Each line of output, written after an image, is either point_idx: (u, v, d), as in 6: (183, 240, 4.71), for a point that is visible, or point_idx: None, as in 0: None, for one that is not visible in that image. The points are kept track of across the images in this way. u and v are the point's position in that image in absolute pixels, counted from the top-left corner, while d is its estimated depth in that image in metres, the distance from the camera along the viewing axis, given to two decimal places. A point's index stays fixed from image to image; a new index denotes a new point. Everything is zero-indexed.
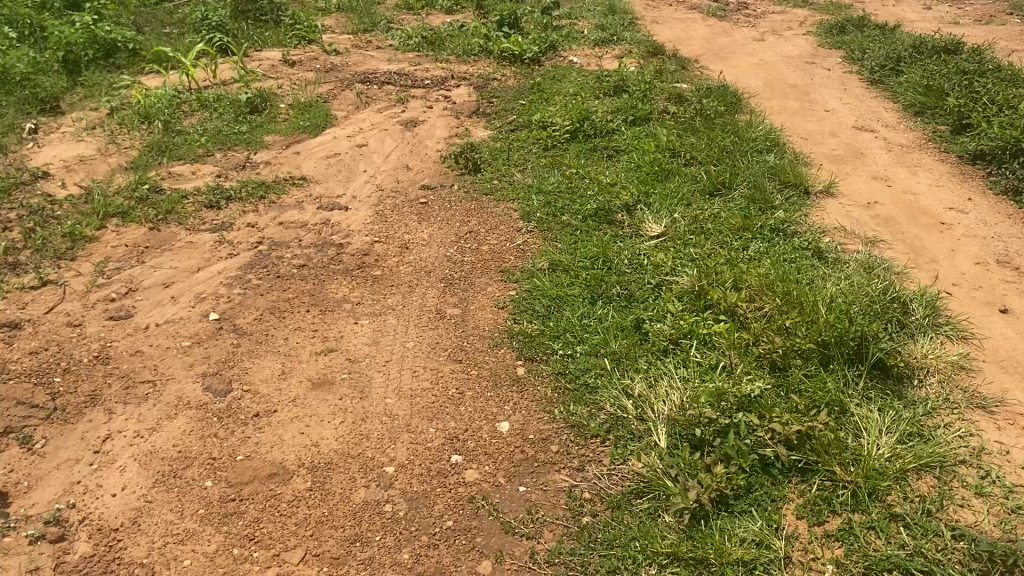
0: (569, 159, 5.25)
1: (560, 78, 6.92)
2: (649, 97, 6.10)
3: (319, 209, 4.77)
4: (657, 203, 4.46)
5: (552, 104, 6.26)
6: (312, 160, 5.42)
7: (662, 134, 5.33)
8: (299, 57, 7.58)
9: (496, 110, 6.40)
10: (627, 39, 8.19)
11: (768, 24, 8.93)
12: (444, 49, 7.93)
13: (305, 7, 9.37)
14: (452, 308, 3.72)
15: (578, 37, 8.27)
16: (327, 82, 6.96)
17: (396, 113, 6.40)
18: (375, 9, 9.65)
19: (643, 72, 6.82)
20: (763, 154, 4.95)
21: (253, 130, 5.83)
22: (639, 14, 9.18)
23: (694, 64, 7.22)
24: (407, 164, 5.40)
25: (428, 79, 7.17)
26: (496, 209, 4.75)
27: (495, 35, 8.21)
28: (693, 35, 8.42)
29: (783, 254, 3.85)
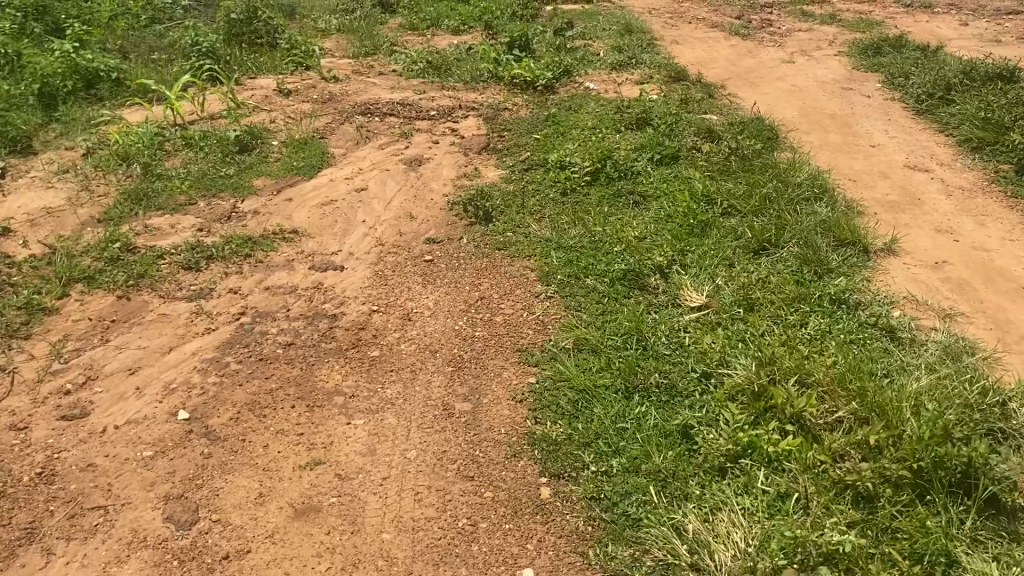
0: (592, 207, 4.71)
1: (576, 108, 6.41)
2: (675, 132, 5.57)
3: (311, 270, 4.22)
4: (696, 264, 3.90)
5: (570, 140, 5.74)
6: (305, 208, 4.88)
7: (694, 178, 4.79)
8: (295, 86, 7.08)
9: (508, 144, 5.89)
10: (644, 61, 7.67)
11: (795, 43, 8.43)
12: (451, 75, 7.42)
13: (302, 31, 8.87)
14: (462, 402, 3.16)
15: (593, 60, 7.76)
16: (325, 114, 6.45)
17: (398, 150, 5.88)
18: (377, 31, 9.16)
19: (667, 102, 6.29)
20: (812, 204, 4.41)
21: (241, 173, 5.30)
22: (658, 34, 8.67)
23: (720, 90, 6.70)
24: (411, 212, 4.86)
25: (435, 109, 6.66)
26: (511, 268, 4.19)
27: (506, 60, 7.71)
28: (717, 57, 7.91)
29: (850, 335, 3.29)
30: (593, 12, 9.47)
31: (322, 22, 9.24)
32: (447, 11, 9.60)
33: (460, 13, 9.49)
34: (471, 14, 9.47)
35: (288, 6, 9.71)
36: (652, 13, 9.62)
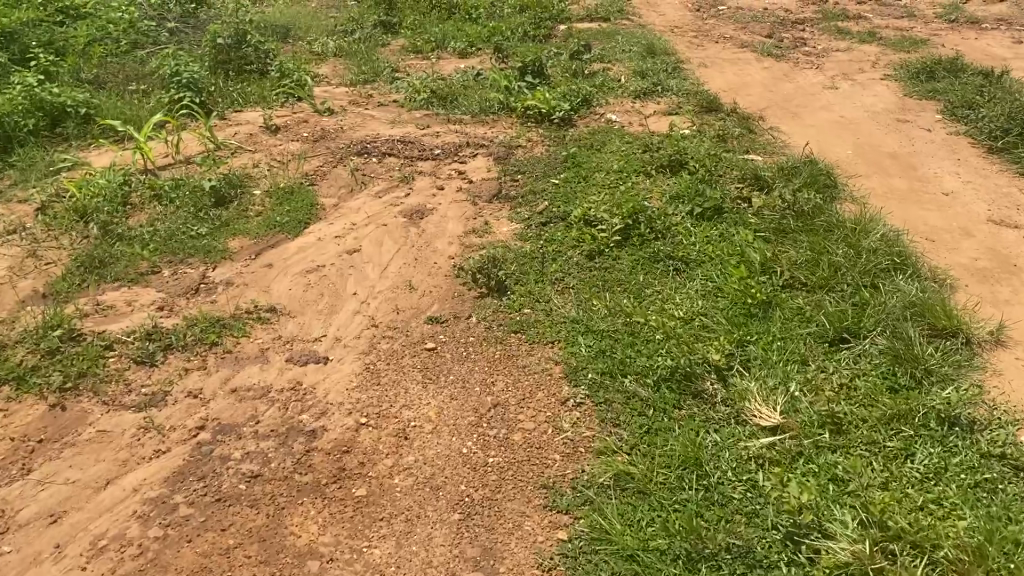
0: (624, 275, 3.98)
1: (599, 145, 5.69)
2: (716, 178, 4.84)
3: (288, 363, 3.50)
4: (760, 364, 3.16)
5: (593, 188, 5.03)
6: (287, 277, 4.16)
7: (744, 240, 4.05)
8: (285, 121, 6.37)
9: (522, 191, 5.18)
10: (674, 88, 6.95)
11: (834, 66, 7.72)
12: (459, 105, 6.72)
13: (296, 56, 8.19)
14: (472, 571, 2.47)
15: (614, 88, 7.06)
16: (316, 155, 5.73)
17: (398, 199, 5.17)
18: (378, 54, 8.48)
19: (701, 139, 5.57)
20: (892, 277, 3.67)
21: (215, 232, 4.59)
22: (684, 55, 7.96)
23: (760, 123, 5.98)
24: (411, 280, 4.14)
25: (439, 148, 5.95)
26: (529, 359, 3.44)
27: (519, 90, 7.02)
28: (750, 82, 7.20)
29: (971, 477, 2.58)
30: (611, 32, 8.77)
31: (318, 45, 8.56)
32: (453, 31, 8.92)
33: (467, 34, 8.81)
34: (479, 35, 8.78)
35: (282, 27, 9.03)
36: (675, 31, 8.92)
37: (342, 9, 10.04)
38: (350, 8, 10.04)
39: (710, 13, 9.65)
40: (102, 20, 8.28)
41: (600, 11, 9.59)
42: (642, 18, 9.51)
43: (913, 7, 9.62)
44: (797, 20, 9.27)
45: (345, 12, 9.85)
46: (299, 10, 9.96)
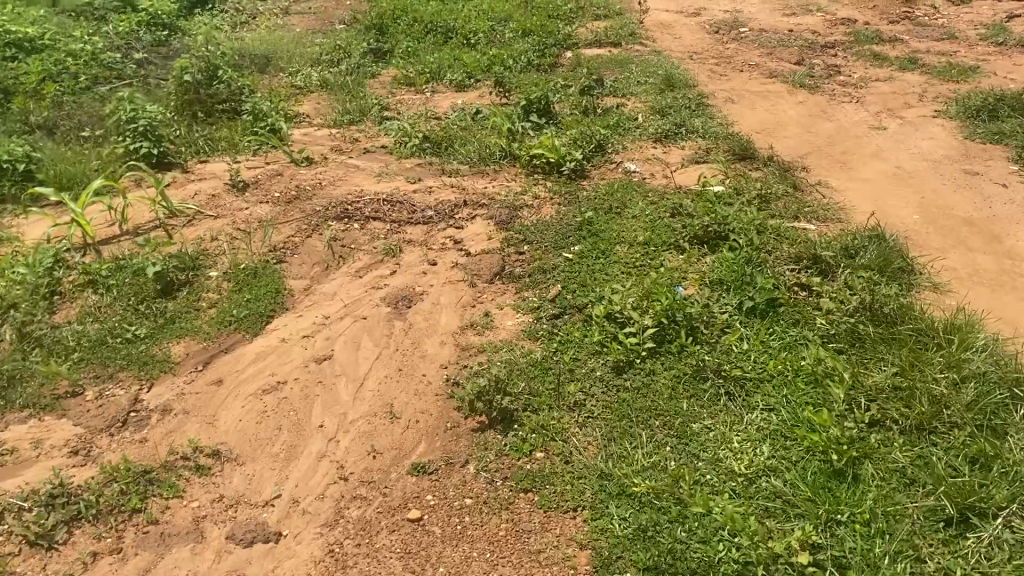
0: (661, 401, 3.16)
1: (618, 207, 4.86)
2: (763, 260, 4.01)
3: (227, 545, 2.73)
4: (857, 563, 2.42)
5: (616, 267, 4.20)
6: (238, 402, 3.34)
7: (810, 355, 3.23)
8: (255, 175, 5.54)
9: (530, 269, 4.31)
10: (699, 131, 6.12)
11: (875, 100, 6.91)
12: (454, 153, 5.91)
13: (275, 90, 7.38)
14: None
15: (631, 131, 6.25)
16: (288, 220, 4.89)
17: (382, 278, 4.34)
18: (366, 86, 7.67)
19: (740, 199, 4.73)
20: (1012, 416, 2.87)
21: (158, 333, 3.77)
22: (706, 88, 7.15)
23: (804, 178, 5.17)
24: (393, 404, 3.31)
25: (432, 207, 5.10)
26: (543, 540, 2.65)
27: (522, 135, 6.23)
28: (783, 122, 6.39)
29: None
30: (624, 60, 7.97)
31: (300, 76, 7.75)
32: (450, 61, 8.14)
33: (464, 63, 8.04)
34: (477, 64, 7.99)
35: (262, 55, 8.23)
36: (694, 57, 8.13)
37: (329, 36, 9.26)
38: (338, 34, 9.26)
39: (730, 37, 8.86)
40: (60, 52, 7.49)
41: (609, 35, 8.80)
42: (656, 43, 8.72)
43: (949, 30, 8.85)
44: (826, 46, 8.49)
45: (332, 39, 9.07)
46: (282, 35, 9.17)
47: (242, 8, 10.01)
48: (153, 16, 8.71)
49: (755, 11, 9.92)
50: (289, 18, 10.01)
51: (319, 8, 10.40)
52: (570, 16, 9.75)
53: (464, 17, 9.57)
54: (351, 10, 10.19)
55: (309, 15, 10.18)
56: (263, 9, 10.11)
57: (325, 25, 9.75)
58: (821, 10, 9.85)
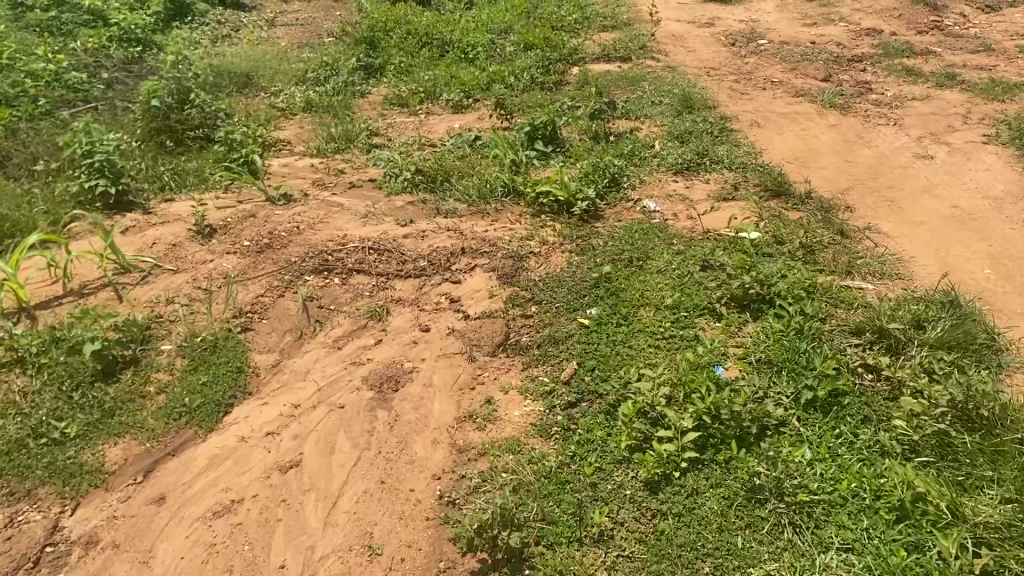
0: (710, 535, 2.56)
1: (640, 257, 4.21)
2: (817, 334, 3.37)
3: None
4: None
5: (640, 337, 3.55)
6: (180, 532, 2.75)
7: (891, 475, 2.63)
8: (224, 218, 4.89)
9: (540, 336, 3.67)
10: (724, 162, 5.49)
11: (914, 123, 6.29)
12: (450, 189, 5.27)
13: (255, 113, 6.74)
14: None
15: (647, 163, 5.61)
16: (257, 275, 4.24)
17: (364, 349, 3.69)
18: (354, 109, 7.04)
19: (780, 253, 4.09)
20: None
21: (92, 431, 3.12)
22: (727, 111, 6.51)
23: (849, 222, 4.53)
24: (373, 533, 2.72)
25: (425, 256, 4.45)
26: None
27: (526, 168, 5.64)
28: (816, 150, 5.76)
29: None
30: (635, 77, 7.34)
31: (283, 97, 7.11)
32: (446, 78, 7.53)
33: (462, 81, 7.44)
34: (477, 83, 7.41)
35: (242, 72, 7.58)
36: (710, 74, 7.51)
37: (316, 50, 8.62)
38: (326, 48, 8.63)
39: (748, 50, 8.25)
40: (20, 72, 6.84)
41: (618, 49, 8.18)
42: (669, 57, 8.10)
43: (984, 41, 8.25)
44: (851, 61, 7.88)
45: (320, 53, 8.43)
46: (267, 50, 8.53)
47: (223, 19, 9.35)
48: (125, 31, 8.06)
49: (772, 23, 9.32)
50: (274, 30, 9.37)
51: (306, 19, 9.75)
52: (574, 27, 9.15)
53: (461, 29, 8.97)
54: (340, 22, 9.55)
55: (296, 27, 9.54)
56: (246, 22, 9.45)
57: (313, 38, 9.12)
58: (842, 20, 9.26)
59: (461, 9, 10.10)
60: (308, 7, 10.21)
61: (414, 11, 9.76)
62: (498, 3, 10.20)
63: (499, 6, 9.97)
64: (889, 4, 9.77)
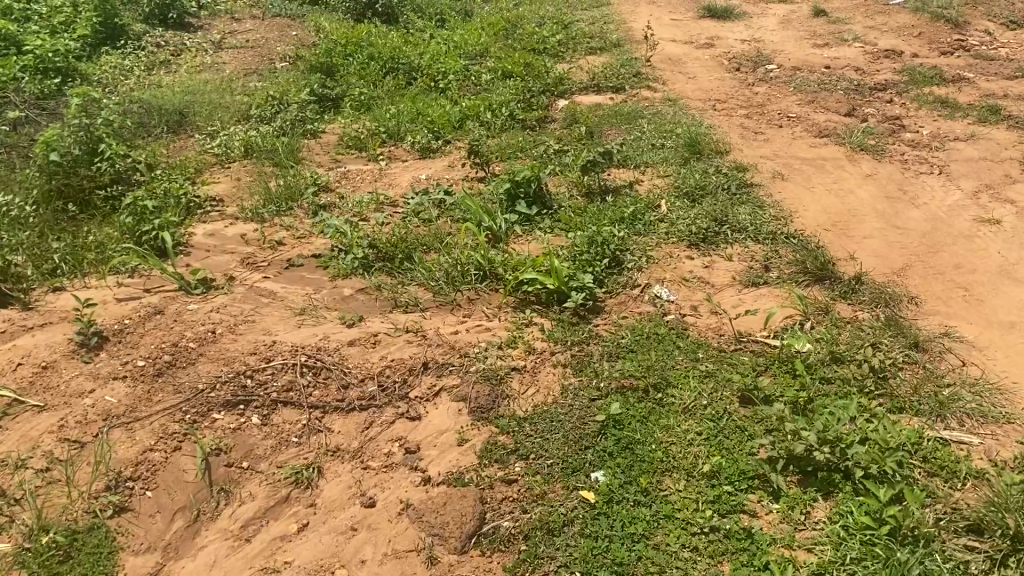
0: None
1: (657, 382, 3.19)
2: (922, 534, 2.40)
3: None
4: None
5: (670, 527, 2.56)
6: None
7: None
8: (120, 319, 3.84)
9: (528, 517, 2.67)
10: (747, 230, 4.50)
11: (962, 172, 5.36)
12: (412, 268, 4.25)
13: (184, 162, 5.71)
14: None
15: (652, 232, 4.63)
16: (149, 414, 3.18)
17: (282, 544, 2.70)
18: (305, 154, 6.02)
19: (842, 384, 3.11)
20: None
21: None
22: (742, 159, 5.55)
23: (921, 325, 3.56)
24: None
25: (373, 376, 3.40)
26: None
27: (507, 238, 4.64)
28: (855, 211, 4.80)
29: None
30: (630, 113, 6.37)
31: (220, 140, 6.07)
32: (413, 116, 6.55)
33: (430, 118, 6.46)
34: (447, 120, 6.44)
35: (175, 108, 6.53)
36: (716, 109, 6.55)
37: (267, 79, 7.59)
38: (277, 77, 7.60)
39: (756, 78, 7.32)
40: None
41: (609, 77, 7.23)
42: (667, 87, 7.14)
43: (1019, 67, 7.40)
44: (873, 91, 6.97)
45: (270, 84, 7.40)
46: (209, 80, 7.48)
47: (162, 41, 8.26)
48: (41, 59, 6.97)
49: (778, 44, 8.40)
50: (219, 54, 8.31)
51: (258, 40, 8.69)
52: (559, 50, 8.19)
53: (432, 52, 7.98)
54: (295, 45, 8.51)
55: (246, 49, 8.48)
56: (189, 44, 8.38)
57: (264, 64, 8.07)
58: (856, 39, 8.36)
59: (432, 28, 9.11)
60: (260, 27, 9.15)
61: (379, 31, 8.75)
62: (473, 23, 9.23)
63: (472, 26, 8.99)
64: (904, 21, 8.89)
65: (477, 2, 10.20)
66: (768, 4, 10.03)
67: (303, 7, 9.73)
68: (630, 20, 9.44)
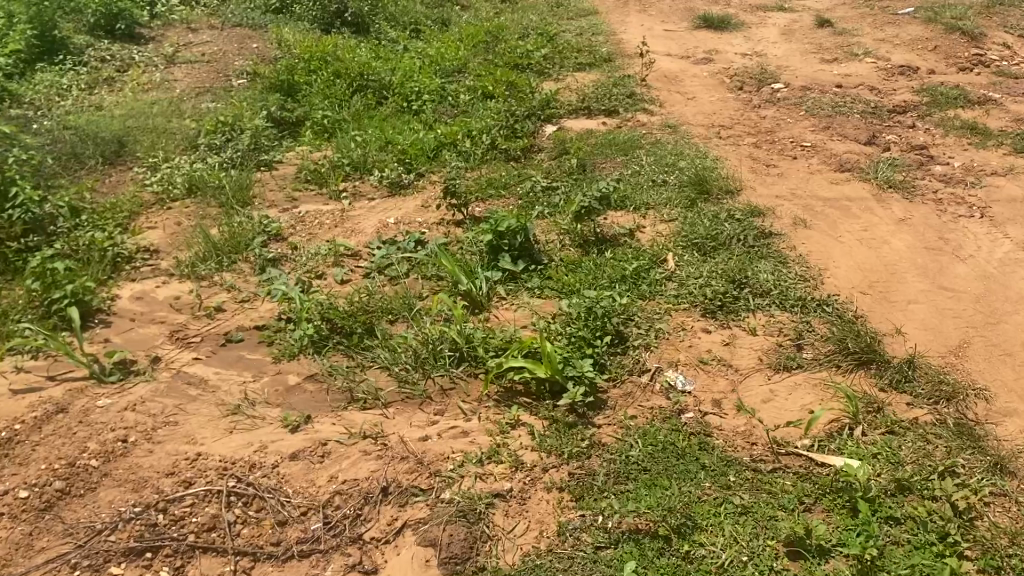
0: None
1: (685, 520, 2.56)
2: None
3: None
4: None
5: None
6: None
7: None
8: (9, 420, 3.12)
9: None
10: (771, 293, 3.83)
11: (1007, 217, 4.74)
12: (374, 347, 3.54)
13: (116, 202, 4.99)
14: None
15: (660, 295, 3.93)
16: (26, 570, 2.55)
17: None
18: (257, 191, 5.31)
19: (916, 532, 2.49)
20: None
21: None
22: (755, 200, 4.88)
23: (998, 435, 2.92)
24: None
25: (316, 507, 2.76)
26: None
27: (489, 303, 3.94)
28: (893, 266, 4.15)
29: None
30: (626, 143, 5.68)
31: (160, 175, 5.36)
32: (382, 145, 5.85)
33: (401, 147, 5.76)
34: (421, 149, 5.73)
35: (112, 136, 5.79)
36: (721, 136, 5.89)
37: (221, 100, 6.87)
38: (232, 98, 6.89)
39: (761, 99, 6.66)
40: None
41: (601, 98, 6.55)
42: (664, 109, 6.47)
43: None
44: (892, 115, 6.32)
45: (224, 106, 6.69)
46: (154, 101, 6.76)
47: (106, 55, 7.54)
48: None
49: (781, 58, 7.74)
50: (170, 70, 7.57)
51: (214, 54, 7.97)
52: (544, 65, 7.50)
53: (404, 68, 7.27)
54: (255, 60, 7.79)
55: (200, 64, 7.75)
56: (137, 58, 7.65)
57: (219, 81, 7.35)
58: (867, 54, 7.70)
59: (405, 40, 8.40)
60: (218, 38, 8.42)
61: (347, 44, 8.04)
62: (450, 33, 8.52)
63: (449, 37, 8.29)
64: (917, 33, 8.24)
65: (456, 11, 9.50)
66: (767, 13, 9.37)
67: (265, 15, 9.00)
68: (619, 31, 8.77)
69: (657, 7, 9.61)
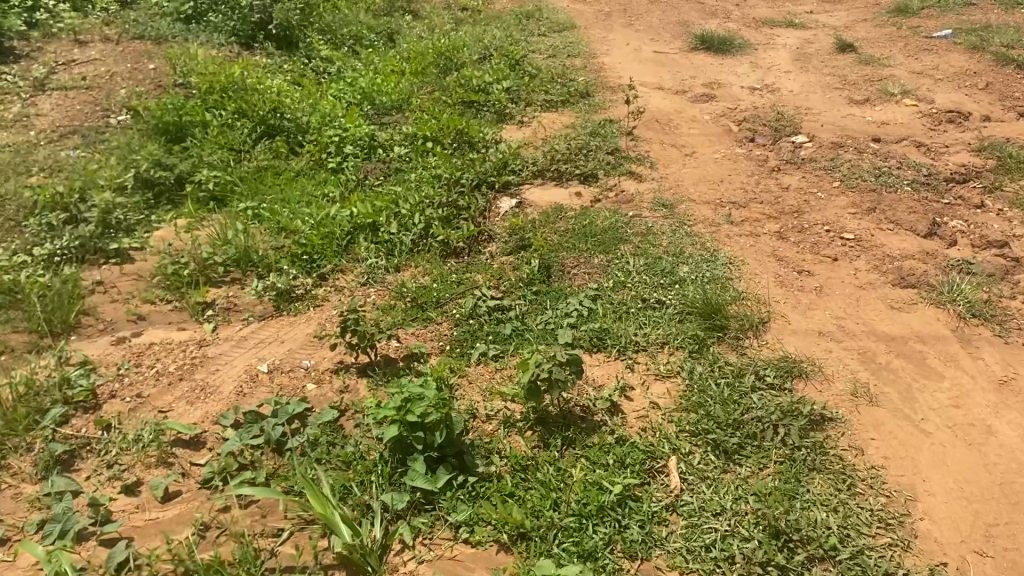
0: None
1: None
2: None
3: None
4: None
5: None
6: None
7: None
8: None
9: None
10: (835, 562, 2.41)
11: None
12: None
13: None
14: None
15: (659, 552, 2.48)
16: None
17: None
18: (91, 303, 3.80)
19: None
20: None
21: None
22: (789, 342, 3.42)
23: None
24: None
25: None
26: None
27: (383, 560, 2.48)
28: (1012, 487, 2.73)
29: None
30: (605, 234, 4.20)
31: None
32: (278, 227, 4.33)
33: (302, 233, 4.22)
34: (328, 236, 4.20)
35: None
36: (733, 220, 4.40)
37: (87, 147, 5.34)
38: (101, 144, 5.34)
39: (781, 159, 5.19)
40: None
41: (574, 158, 5.05)
42: (655, 172, 4.98)
43: None
44: (951, 186, 4.88)
45: (87, 156, 5.15)
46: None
47: None
48: None
49: (799, 96, 6.27)
50: (35, 100, 6.00)
51: (98, 77, 6.40)
52: (504, 102, 5.99)
53: (328, 107, 5.73)
54: (146, 88, 6.23)
55: (76, 91, 6.17)
56: None
57: (93, 117, 5.79)
58: (905, 92, 6.23)
59: (338, 62, 6.84)
60: (109, 54, 6.84)
61: (265, 68, 6.49)
62: (394, 54, 6.98)
63: (391, 59, 6.75)
64: (959, 65, 6.79)
65: (406, 24, 7.94)
66: (775, 31, 7.90)
67: (174, 24, 7.42)
68: (600, 53, 7.26)
69: (646, 23, 8.11)
